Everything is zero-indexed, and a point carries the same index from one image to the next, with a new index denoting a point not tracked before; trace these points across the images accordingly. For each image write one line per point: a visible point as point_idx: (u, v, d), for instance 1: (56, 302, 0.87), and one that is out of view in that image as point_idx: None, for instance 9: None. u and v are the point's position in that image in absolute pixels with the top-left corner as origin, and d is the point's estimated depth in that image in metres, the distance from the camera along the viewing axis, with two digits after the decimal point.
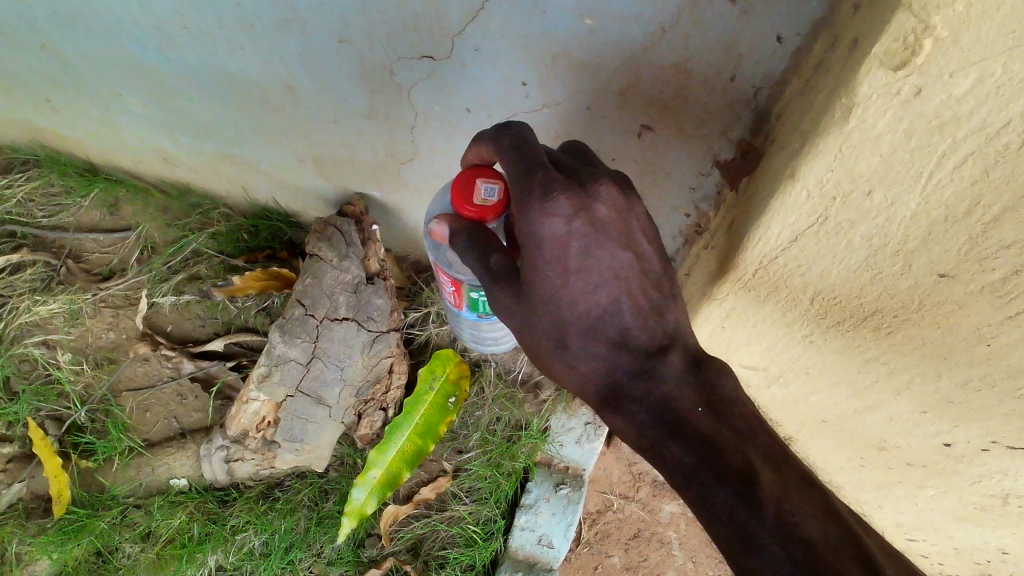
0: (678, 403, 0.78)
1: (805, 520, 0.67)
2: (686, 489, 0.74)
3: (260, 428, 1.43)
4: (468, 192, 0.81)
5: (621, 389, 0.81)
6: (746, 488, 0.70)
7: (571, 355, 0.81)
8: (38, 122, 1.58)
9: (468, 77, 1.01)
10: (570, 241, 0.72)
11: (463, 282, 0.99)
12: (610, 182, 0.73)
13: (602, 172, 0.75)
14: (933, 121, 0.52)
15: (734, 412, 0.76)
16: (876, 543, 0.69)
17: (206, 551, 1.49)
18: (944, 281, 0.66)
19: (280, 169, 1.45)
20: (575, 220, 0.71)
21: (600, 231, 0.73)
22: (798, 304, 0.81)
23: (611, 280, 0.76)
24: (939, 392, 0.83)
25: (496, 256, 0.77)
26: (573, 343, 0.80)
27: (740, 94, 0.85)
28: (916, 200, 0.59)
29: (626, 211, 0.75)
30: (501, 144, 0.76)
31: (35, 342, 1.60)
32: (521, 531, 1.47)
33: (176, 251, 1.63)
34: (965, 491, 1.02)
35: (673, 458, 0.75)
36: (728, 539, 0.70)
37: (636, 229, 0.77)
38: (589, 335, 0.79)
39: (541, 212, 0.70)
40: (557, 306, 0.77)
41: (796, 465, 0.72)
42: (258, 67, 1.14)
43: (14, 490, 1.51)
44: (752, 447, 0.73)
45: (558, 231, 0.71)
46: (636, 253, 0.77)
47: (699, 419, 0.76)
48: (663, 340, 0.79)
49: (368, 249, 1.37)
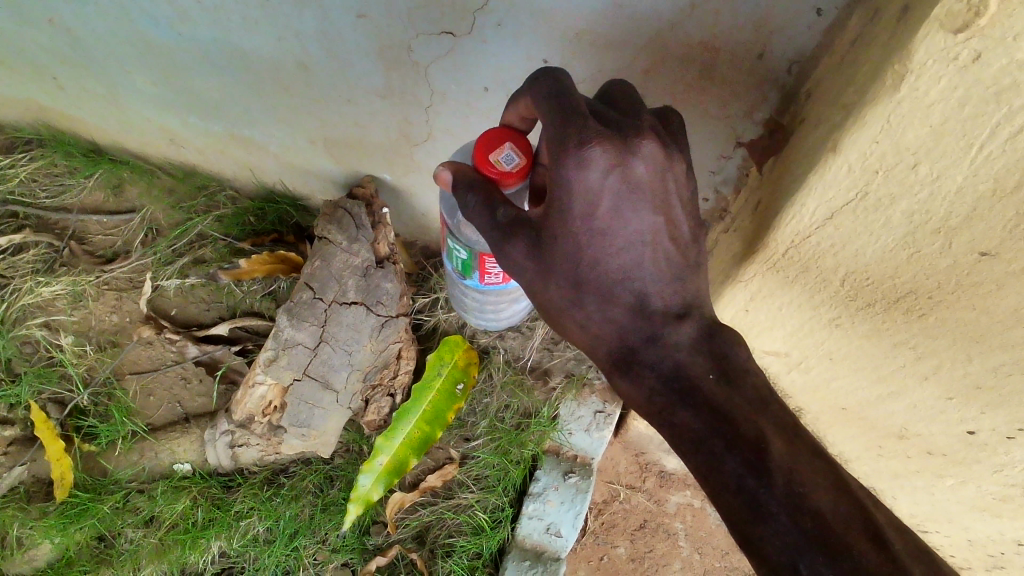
0: (689, 370, 0.76)
1: (817, 491, 0.66)
2: (694, 456, 0.73)
3: (266, 413, 1.42)
4: (490, 153, 0.81)
5: (634, 354, 0.80)
6: (757, 455, 0.68)
7: (584, 315, 0.81)
8: (42, 101, 1.56)
9: (489, 55, 0.99)
10: (602, 196, 0.70)
11: (448, 227, 1.02)
12: (651, 137, 0.70)
13: (644, 125, 0.71)
14: (990, 87, 0.50)
15: (748, 384, 0.74)
16: (885, 517, 0.68)
17: (210, 538, 1.47)
18: (985, 260, 0.64)
19: (289, 150, 1.42)
20: (608, 174, 0.69)
21: (634, 190, 0.71)
22: (828, 286, 0.80)
23: (638, 243, 0.75)
24: (967, 377, 0.81)
25: (502, 210, 0.76)
26: (588, 305, 0.79)
27: (769, 72, 0.83)
28: (963, 174, 0.57)
29: (664, 170, 0.72)
30: (538, 89, 0.71)
31: (38, 323, 1.57)
32: (529, 519, 1.45)
33: (181, 233, 1.61)
34: (985, 481, 1.01)
35: (695, 431, 0.73)
36: (735, 508, 0.68)
37: (671, 191, 0.74)
38: (604, 298, 0.78)
39: (577, 163, 0.67)
40: (577, 267, 0.76)
41: (807, 436, 0.71)
42: (272, 44, 1.11)
43: (16, 473, 1.49)
44: (766, 419, 0.71)
45: (591, 183, 0.69)
46: (667, 217, 0.75)
47: (710, 386, 0.74)
48: (679, 307, 0.78)
49: (378, 233, 1.35)
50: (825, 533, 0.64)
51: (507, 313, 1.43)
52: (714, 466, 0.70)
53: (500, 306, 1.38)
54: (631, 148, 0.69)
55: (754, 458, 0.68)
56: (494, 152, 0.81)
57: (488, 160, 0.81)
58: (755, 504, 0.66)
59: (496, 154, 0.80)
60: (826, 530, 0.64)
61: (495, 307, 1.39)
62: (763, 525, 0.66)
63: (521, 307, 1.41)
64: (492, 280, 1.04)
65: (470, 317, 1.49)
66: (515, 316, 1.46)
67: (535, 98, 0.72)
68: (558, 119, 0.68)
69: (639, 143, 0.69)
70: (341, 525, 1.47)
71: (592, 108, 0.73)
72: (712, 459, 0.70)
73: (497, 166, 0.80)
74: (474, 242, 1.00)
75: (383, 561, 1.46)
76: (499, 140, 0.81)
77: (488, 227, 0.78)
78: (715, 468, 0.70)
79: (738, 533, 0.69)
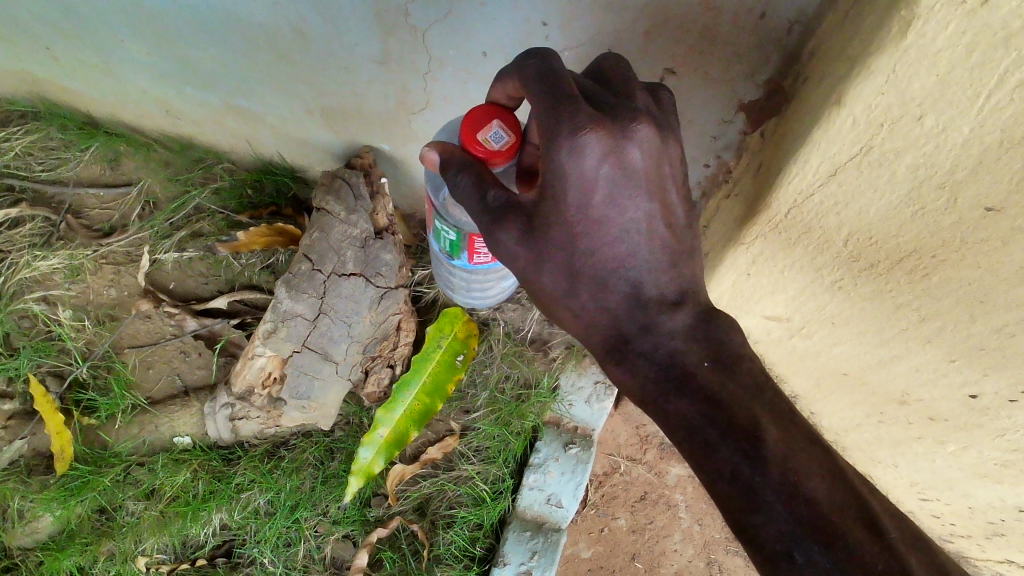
0: (684, 358, 0.76)
1: (811, 479, 0.66)
2: (689, 444, 0.73)
3: (266, 385, 1.42)
4: (478, 130, 0.77)
5: (628, 341, 0.80)
6: (752, 445, 0.68)
7: (579, 304, 0.80)
8: (36, 73, 1.54)
9: (486, 17, 0.97)
10: (597, 182, 0.69)
11: (435, 206, 1.01)
12: (648, 122, 0.68)
13: (639, 107, 0.69)
14: (998, 33, 0.49)
15: (743, 368, 0.74)
16: (881, 504, 0.69)
17: (210, 510, 1.48)
18: (991, 215, 0.63)
19: (286, 121, 1.41)
20: (604, 161, 0.67)
21: (629, 177, 0.70)
22: (831, 247, 0.79)
23: (634, 232, 0.74)
24: (971, 338, 0.81)
25: (492, 193, 0.74)
26: (583, 292, 0.79)
27: (772, 32, 0.82)
28: (969, 125, 0.56)
29: (661, 155, 0.70)
30: (526, 67, 0.69)
31: (35, 297, 1.57)
32: (529, 490, 1.45)
33: (178, 207, 1.60)
34: (987, 446, 1.00)
35: (689, 420, 0.73)
36: (729, 496, 0.68)
37: (668, 176, 0.72)
38: (600, 287, 0.78)
39: (571, 151, 0.66)
40: (572, 252, 0.75)
41: (801, 423, 0.71)
42: (268, 10, 1.10)
43: (16, 447, 1.49)
44: (761, 408, 0.72)
45: (585, 170, 0.68)
46: (663, 203, 0.73)
47: (706, 373, 0.74)
48: (674, 296, 0.77)
49: (377, 203, 1.34)
50: (819, 521, 0.64)
51: (490, 291, 1.39)
52: (708, 453, 0.70)
53: (487, 284, 1.35)
54: (626, 134, 0.67)
55: (748, 447, 0.68)
56: (483, 129, 0.78)
57: (476, 138, 0.77)
58: (748, 491, 0.67)
59: (485, 133, 0.77)
60: (821, 518, 0.64)
61: (480, 285, 1.35)
62: (756, 513, 0.67)
63: (504, 285, 1.38)
64: (479, 259, 1.04)
65: (456, 297, 1.47)
66: (497, 294, 1.42)
67: (523, 80, 0.70)
68: (551, 104, 0.66)
69: (634, 128, 0.67)
70: (342, 498, 1.47)
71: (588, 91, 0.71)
72: (706, 445, 0.71)
73: (485, 144, 0.77)
74: (462, 223, 0.99)
75: (383, 533, 1.46)
76: (487, 116, 0.77)
77: (478, 212, 0.75)
78: (710, 454, 0.70)
79: (733, 520, 0.69)
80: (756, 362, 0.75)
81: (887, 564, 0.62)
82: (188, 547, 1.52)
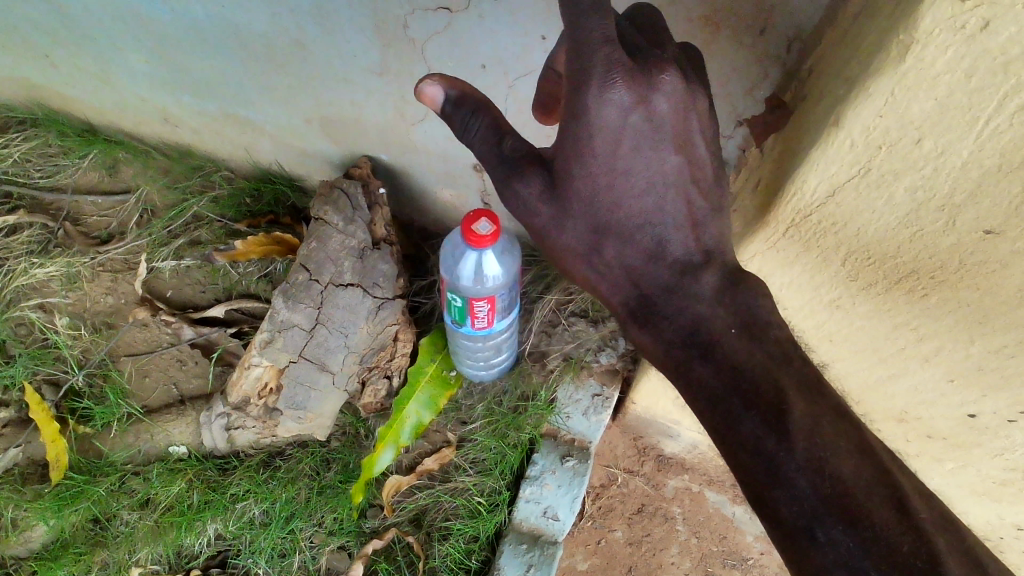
0: (710, 324, 0.74)
1: (837, 456, 0.62)
2: (711, 413, 0.70)
3: (263, 395, 1.41)
4: None
5: (652, 303, 0.79)
6: (775, 418, 0.65)
7: (602, 261, 0.80)
8: (36, 80, 1.54)
9: (486, 31, 0.98)
10: (624, 136, 0.68)
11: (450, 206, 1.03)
12: (674, 71, 0.67)
13: (665, 57, 0.68)
14: (997, 58, 0.49)
15: (771, 337, 0.71)
16: (913, 483, 0.63)
17: (205, 520, 1.46)
18: (990, 238, 0.62)
19: (285, 131, 1.41)
20: (632, 114, 0.66)
21: (656, 129, 0.69)
22: (829, 266, 0.78)
23: (659, 185, 0.73)
24: (970, 359, 0.80)
25: (511, 146, 0.75)
26: (608, 250, 0.78)
27: (771, 49, 0.82)
28: (968, 149, 0.56)
29: (687, 106, 0.69)
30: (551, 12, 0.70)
31: (32, 305, 1.56)
32: (525, 503, 1.43)
33: (176, 215, 1.60)
34: (986, 465, 1.00)
35: (711, 389, 0.71)
36: (752, 472, 0.65)
37: (694, 129, 0.71)
38: (625, 242, 0.77)
39: (598, 104, 0.65)
40: (596, 207, 0.74)
41: (832, 396, 0.66)
42: (268, 20, 1.10)
43: (10, 455, 1.48)
44: (787, 377, 0.68)
45: (611, 122, 0.66)
46: (688, 154, 0.73)
47: (733, 340, 0.72)
48: (699, 257, 0.77)
49: (375, 214, 1.36)
50: (842, 498, 0.60)
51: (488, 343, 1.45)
52: (731, 425, 0.67)
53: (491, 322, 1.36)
54: (653, 85, 0.66)
55: (772, 418, 0.65)
56: None
57: None
58: (771, 465, 0.63)
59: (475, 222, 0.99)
60: (844, 495, 0.60)
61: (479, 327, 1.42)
62: (779, 490, 0.63)
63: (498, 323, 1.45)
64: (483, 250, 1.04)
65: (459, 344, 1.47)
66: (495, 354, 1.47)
67: None
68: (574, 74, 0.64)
69: (661, 78, 0.66)
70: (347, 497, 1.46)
71: (622, 35, 0.70)
72: (729, 416, 0.68)
73: None
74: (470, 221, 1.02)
75: (379, 544, 1.45)
76: None
77: (496, 167, 0.75)
78: (732, 427, 0.67)
79: (754, 498, 0.66)
80: (786, 332, 0.71)
81: (913, 545, 0.57)
82: (182, 557, 1.48)
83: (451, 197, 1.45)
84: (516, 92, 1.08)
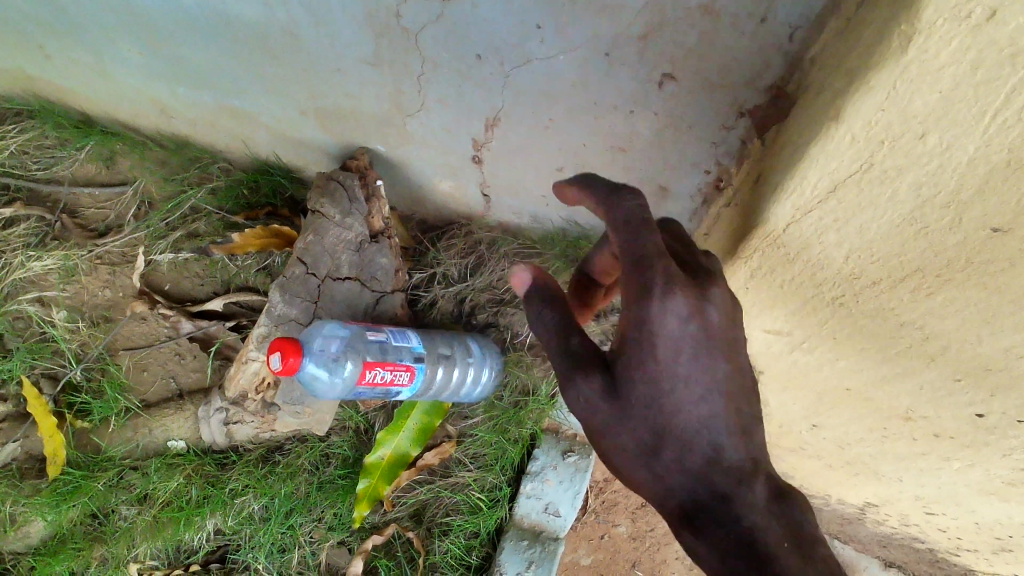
0: (764, 535, 0.68)
1: None
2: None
3: (260, 390, 1.38)
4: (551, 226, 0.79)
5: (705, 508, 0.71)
6: None
7: (660, 466, 0.72)
8: (31, 72, 1.52)
9: (479, 21, 0.95)
10: (682, 344, 0.68)
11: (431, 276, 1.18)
12: (719, 285, 0.70)
13: (706, 272, 0.71)
14: (1005, 50, 0.46)
15: (819, 558, 0.68)
16: None
17: (204, 516, 1.46)
18: (998, 236, 0.59)
19: (282, 122, 1.39)
20: (688, 321, 0.67)
21: (709, 339, 0.69)
22: (831, 263, 0.75)
23: (711, 430, 0.70)
24: (977, 359, 0.78)
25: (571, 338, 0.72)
26: (660, 462, 0.71)
27: (772, 38, 0.79)
28: (975, 144, 0.53)
29: (732, 320, 0.71)
30: (573, 192, 0.73)
31: (29, 298, 1.55)
32: (527, 499, 1.43)
33: (174, 207, 1.57)
34: (995, 466, 0.98)
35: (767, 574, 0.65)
36: None
37: (738, 344, 0.72)
38: (675, 461, 0.71)
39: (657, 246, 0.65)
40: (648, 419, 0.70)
41: None
42: (258, 10, 1.08)
43: (9, 449, 1.48)
44: None
45: (671, 331, 0.67)
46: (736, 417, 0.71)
47: (790, 558, 0.66)
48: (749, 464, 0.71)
49: (373, 206, 1.32)
50: None
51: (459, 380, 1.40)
52: None
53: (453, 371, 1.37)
54: (705, 294, 0.68)
55: None
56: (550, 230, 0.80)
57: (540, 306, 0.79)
58: None
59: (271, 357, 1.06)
60: None
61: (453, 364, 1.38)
62: None
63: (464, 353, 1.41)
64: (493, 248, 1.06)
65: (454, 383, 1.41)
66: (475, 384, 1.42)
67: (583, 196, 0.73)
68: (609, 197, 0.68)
69: (710, 289, 0.69)
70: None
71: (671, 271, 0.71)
72: None
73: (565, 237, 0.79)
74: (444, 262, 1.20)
75: (380, 540, 1.46)
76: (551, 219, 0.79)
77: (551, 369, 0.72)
78: None
79: None
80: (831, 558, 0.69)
81: None
82: (181, 552, 1.52)
83: (451, 188, 1.43)
84: (513, 81, 1.06)
